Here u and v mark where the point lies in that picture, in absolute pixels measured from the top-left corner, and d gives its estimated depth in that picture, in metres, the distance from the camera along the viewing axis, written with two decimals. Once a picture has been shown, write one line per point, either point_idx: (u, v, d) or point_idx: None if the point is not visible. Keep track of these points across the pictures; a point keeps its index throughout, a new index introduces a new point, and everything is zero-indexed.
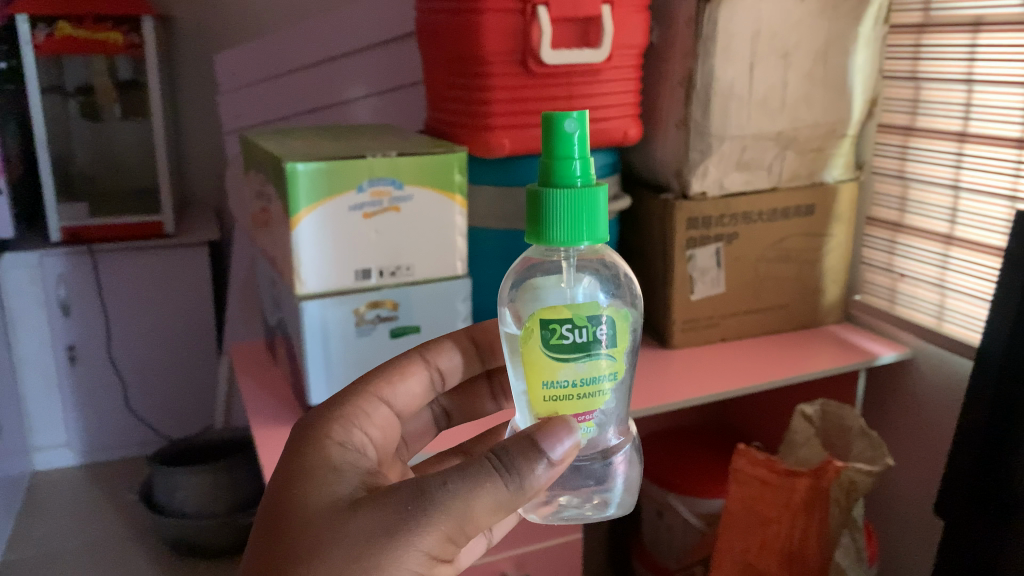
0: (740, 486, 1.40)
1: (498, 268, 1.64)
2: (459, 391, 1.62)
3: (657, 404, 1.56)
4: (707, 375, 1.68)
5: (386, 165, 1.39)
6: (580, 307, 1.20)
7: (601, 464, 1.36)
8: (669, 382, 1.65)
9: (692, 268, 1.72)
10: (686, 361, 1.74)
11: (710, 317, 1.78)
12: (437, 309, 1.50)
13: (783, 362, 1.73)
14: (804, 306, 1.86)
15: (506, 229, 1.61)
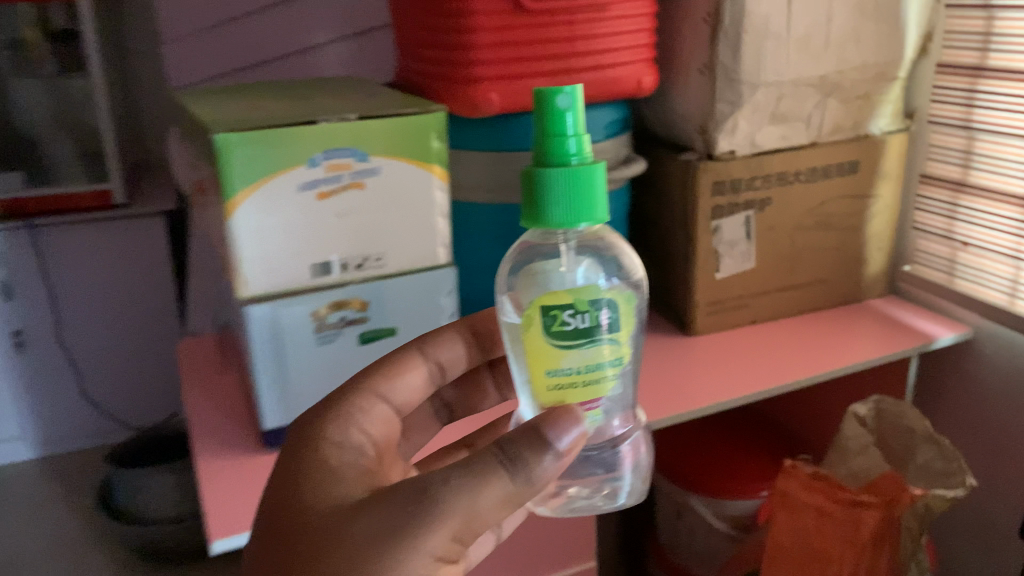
0: (791, 514, 1.17)
1: (489, 249, 1.37)
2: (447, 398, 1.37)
3: (684, 408, 1.31)
4: (737, 368, 1.43)
5: (345, 132, 1.10)
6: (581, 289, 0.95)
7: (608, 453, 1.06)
8: (695, 377, 1.40)
9: (718, 241, 1.46)
10: (712, 350, 1.49)
11: (738, 297, 1.52)
12: (416, 304, 1.23)
13: (826, 349, 1.47)
14: (845, 279, 1.61)
15: (499, 202, 1.33)
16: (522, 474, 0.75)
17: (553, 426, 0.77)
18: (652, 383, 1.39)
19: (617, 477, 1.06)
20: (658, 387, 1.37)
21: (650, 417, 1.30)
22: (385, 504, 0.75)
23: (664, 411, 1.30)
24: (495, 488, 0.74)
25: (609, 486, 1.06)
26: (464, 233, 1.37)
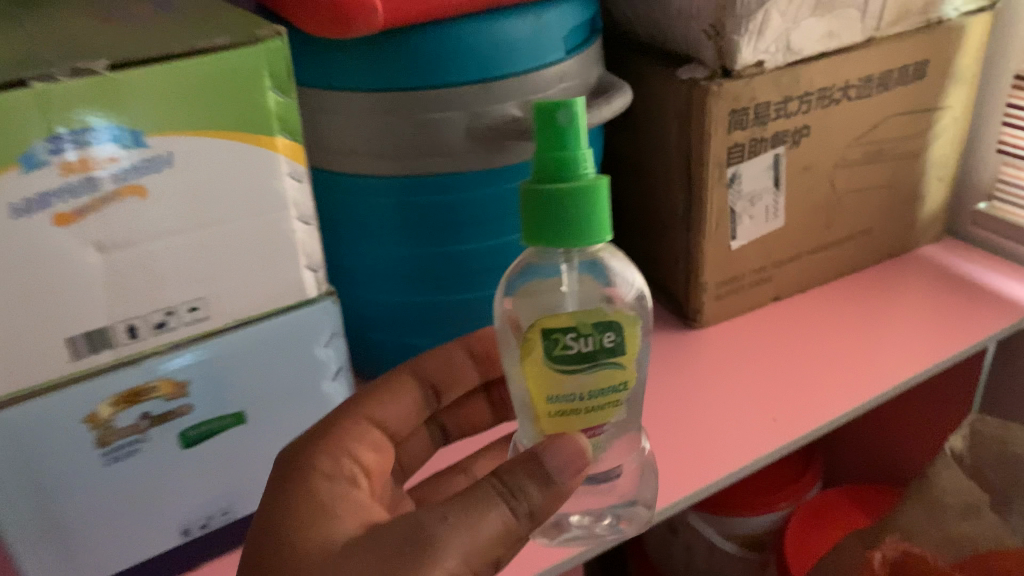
0: None
1: (396, 245, 0.87)
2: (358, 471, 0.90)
3: (707, 467, 0.86)
4: (772, 383, 0.98)
5: (90, 95, 0.57)
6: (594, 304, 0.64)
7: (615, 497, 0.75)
8: (715, 406, 0.95)
9: (735, 197, 0.98)
10: (729, 354, 1.03)
11: (760, 268, 1.07)
12: (275, 367, 0.74)
13: (886, 341, 1.03)
14: (897, 225, 1.16)
15: (401, 173, 0.82)
16: (525, 502, 0.58)
17: (558, 450, 0.59)
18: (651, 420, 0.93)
19: (623, 503, 0.75)
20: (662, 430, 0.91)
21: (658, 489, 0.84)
22: (375, 544, 0.56)
23: (678, 479, 0.84)
24: (495, 525, 0.56)
25: (614, 511, 0.75)
26: (355, 224, 0.87)
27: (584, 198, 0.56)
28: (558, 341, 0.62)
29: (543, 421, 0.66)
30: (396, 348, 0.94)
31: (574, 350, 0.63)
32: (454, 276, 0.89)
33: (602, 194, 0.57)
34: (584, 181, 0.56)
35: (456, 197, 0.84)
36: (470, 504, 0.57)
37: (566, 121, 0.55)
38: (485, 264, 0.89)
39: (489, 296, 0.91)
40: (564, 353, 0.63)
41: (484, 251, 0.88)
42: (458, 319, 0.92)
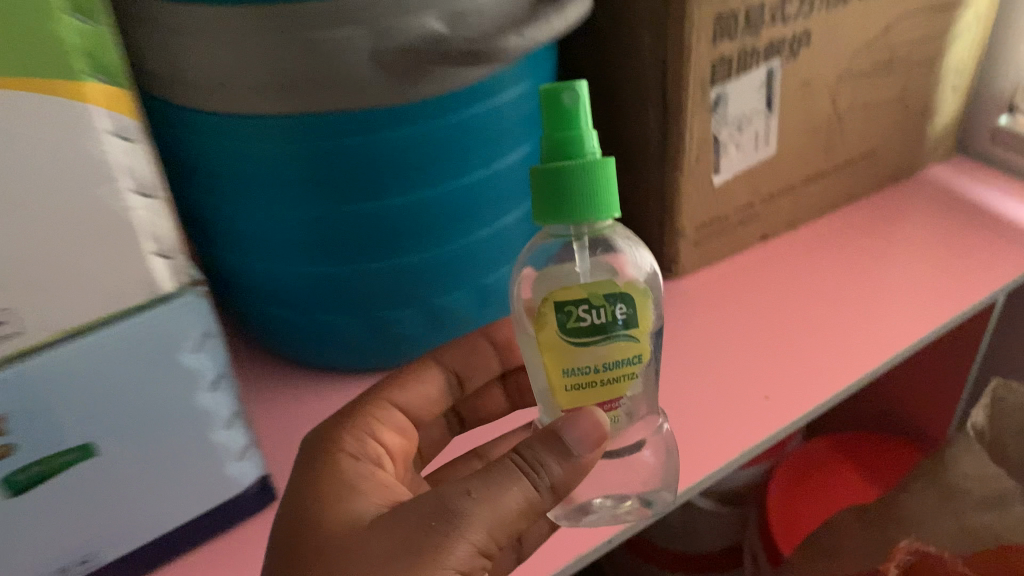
0: None
1: (301, 204, 0.68)
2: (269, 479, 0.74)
3: (686, 462, 0.71)
4: (763, 343, 0.82)
5: None
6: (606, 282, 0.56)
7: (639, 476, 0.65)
8: (696, 374, 0.79)
9: (719, 121, 0.80)
10: (713, 309, 0.87)
11: (748, 206, 0.90)
12: (126, 384, 0.56)
13: (895, 289, 0.87)
14: (903, 146, 0.99)
15: (296, 114, 0.62)
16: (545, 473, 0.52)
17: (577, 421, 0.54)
18: None
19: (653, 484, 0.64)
20: None
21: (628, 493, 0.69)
22: (401, 522, 0.51)
23: None
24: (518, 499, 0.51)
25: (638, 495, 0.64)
26: (245, 179, 0.68)
27: (582, 179, 0.47)
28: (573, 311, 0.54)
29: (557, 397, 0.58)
30: (310, 320, 0.77)
31: (591, 322, 0.55)
32: (370, 236, 0.70)
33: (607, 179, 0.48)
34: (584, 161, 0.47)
35: (363, 138, 0.65)
36: (490, 479, 0.52)
37: (568, 100, 0.47)
38: (409, 220, 0.70)
39: (418, 259, 0.73)
40: (578, 326, 0.55)
41: (406, 205, 0.69)
42: (382, 287, 0.74)
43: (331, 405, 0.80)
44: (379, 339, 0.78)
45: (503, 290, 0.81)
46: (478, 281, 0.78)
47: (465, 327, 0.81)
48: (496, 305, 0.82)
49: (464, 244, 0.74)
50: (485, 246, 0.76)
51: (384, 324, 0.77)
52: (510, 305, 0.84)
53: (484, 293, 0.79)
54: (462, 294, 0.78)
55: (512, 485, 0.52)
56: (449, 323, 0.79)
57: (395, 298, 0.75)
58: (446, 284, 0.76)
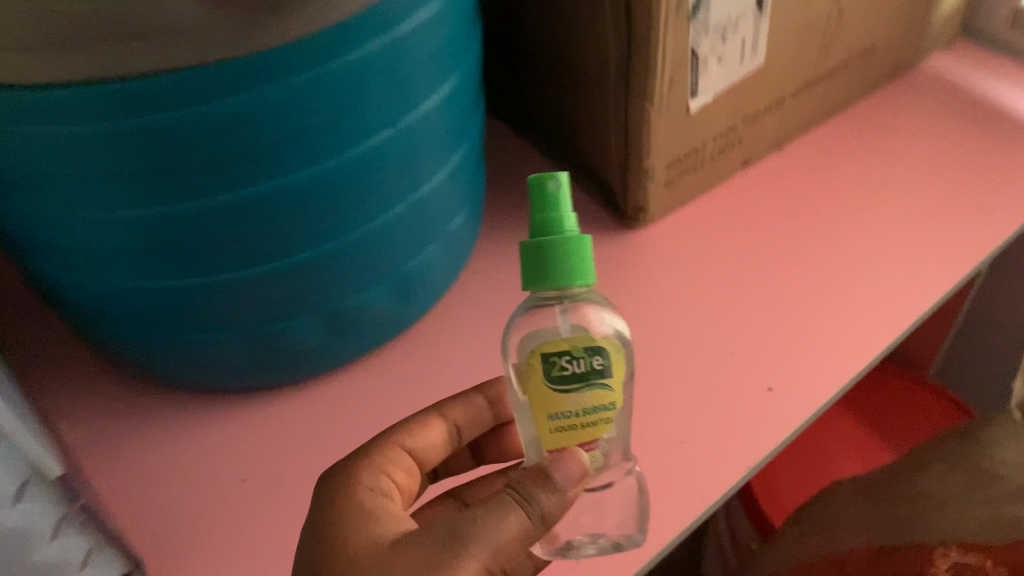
0: None
1: (138, 208, 0.47)
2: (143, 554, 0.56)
3: (679, 491, 0.56)
4: (756, 316, 0.66)
5: None
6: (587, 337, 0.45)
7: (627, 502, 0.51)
8: (680, 366, 0.64)
9: (699, 32, 0.60)
10: (691, 269, 0.71)
11: (729, 132, 0.72)
12: None
13: (904, 226, 0.72)
14: (902, 39, 0.81)
15: (107, 81, 0.40)
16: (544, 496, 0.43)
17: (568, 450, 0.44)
18: None
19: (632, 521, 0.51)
20: None
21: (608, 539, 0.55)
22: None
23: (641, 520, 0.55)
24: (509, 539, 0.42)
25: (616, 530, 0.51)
26: (45, 176, 0.45)
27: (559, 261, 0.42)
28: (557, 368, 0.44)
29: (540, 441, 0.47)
30: (170, 339, 0.57)
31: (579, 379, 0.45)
32: (238, 240, 0.50)
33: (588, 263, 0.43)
34: (563, 238, 0.42)
35: (206, 113, 0.43)
36: (477, 519, 0.42)
37: (551, 186, 0.42)
38: (292, 213, 0.50)
39: (310, 257, 0.53)
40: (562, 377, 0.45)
41: (284, 195, 0.49)
42: (265, 297, 0.54)
43: (216, 436, 0.62)
44: (269, 355, 0.59)
45: (428, 270, 0.62)
46: (395, 268, 0.59)
47: (383, 324, 0.62)
48: (420, 291, 0.63)
49: (372, 229, 0.55)
50: (401, 225, 0.57)
51: (273, 337, 0.58)
52: (439, 284, 0.65)
53: (403, 280, 0.61)
54: (375, 287, 0.59)
55: (499, 526, 0.42)
56: (360, 324, 0.61)
57: (285, 307, 0.56)
58: (352, 279, 0.57)
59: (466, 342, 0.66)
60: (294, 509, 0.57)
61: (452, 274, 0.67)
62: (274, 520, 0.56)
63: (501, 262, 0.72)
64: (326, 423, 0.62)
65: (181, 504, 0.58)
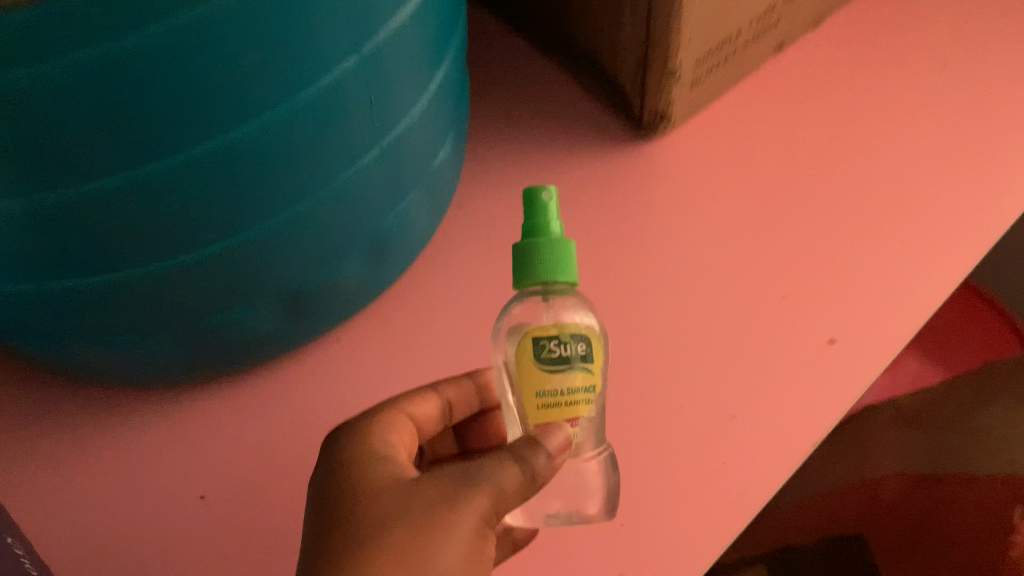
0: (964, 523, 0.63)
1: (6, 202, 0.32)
2: None
3: (733, 479, 0.47)
4: (806, 246, 0.55)
5: None
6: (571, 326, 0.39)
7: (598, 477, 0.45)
8: (720, 315, 0.53)
9: None
10: (722, 189, 0.59)
11: (766, 18, 0.58)
12: None
13: (963, 125, 0.61)
14: None
15: None
16: (543, 455, 0.37)
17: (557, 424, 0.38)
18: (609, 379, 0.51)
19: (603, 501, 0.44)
20: (635, 397, 0.50)
21: (652, 547, 0.46)
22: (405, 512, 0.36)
23: (690, 520, 0.46)
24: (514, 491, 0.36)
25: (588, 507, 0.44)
26: None
27: (546, 266, 0.36)
28: (544, 353, 0.38)
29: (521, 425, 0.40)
30: (84, 341, 0.44)
31: (568, 367, 0.38)
32: (155, 230, 0.37)
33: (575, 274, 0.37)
34: (554, 241, 0.36)
35: (86, 78, 0.29)
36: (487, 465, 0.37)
37: (543, 196, 0.37)
38: (226, 189, 0.37)
39: (256, 235, 0.40)
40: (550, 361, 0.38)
41: (213, 169, 0.35)
42: (201, 287, 0.42)
43: (157, 437, 0.50)
44: (215, 344, 0.47)
45: (407, 220, 0.50)
46: (365, 227, 0.46)
47: (355, 291, 0.50)
48: (398, 245, 0.51)
49: (334, 188, 0.42)
50: (371, 177, 0.43)
51: (218, 326, 0.45)
52: (419, 232, 0.53)
53: (376, 238, 0.48)
54: (341, 252, 0.46)
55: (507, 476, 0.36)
56: (326, 296, 0.48)
57: (229, 293, 0.43)
58: (312, 249, 0.44)
59: (456, 298, 0.54)
60: (268, 532, 0.47)
61: (435, 216, 0.54)
62: (245, 548, 0.46)
63: (490, 195, 0.59)
64: (295, 414, 0.50)
65: (127, 533, 0.47)
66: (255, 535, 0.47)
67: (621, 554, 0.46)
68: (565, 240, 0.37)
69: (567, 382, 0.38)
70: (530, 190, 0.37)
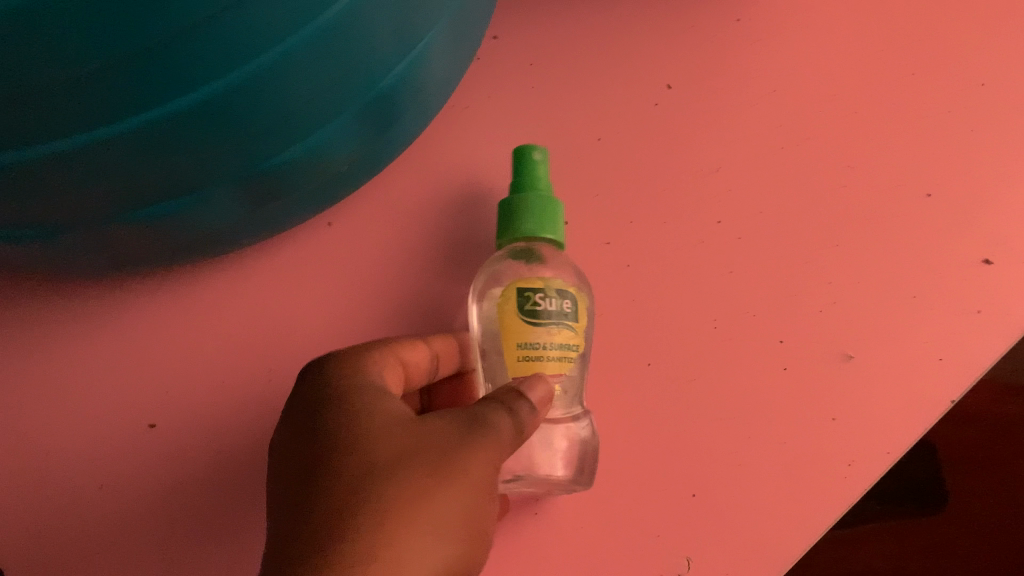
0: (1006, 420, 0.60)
1: None
2: (12, 563, 0.36)
3: (844, 443, 0.36)
4: (962, 127, 0.41)
5: None
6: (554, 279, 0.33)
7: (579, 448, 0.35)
8: (840, 216, 0.40)
9: None
10: (852, 37, 0.43)
11: None
12: None
13: None
14: None
15: None
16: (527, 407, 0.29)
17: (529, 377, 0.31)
18: (686, 298, 0.38)
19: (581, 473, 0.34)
20: (720, 324, 0.38)
21: (736, 527, 0.35)
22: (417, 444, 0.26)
23: (787, 494, 0.35)
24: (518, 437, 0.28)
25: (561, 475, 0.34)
26: None
27: (534, 217, 0.34)
28: (527, 304, 0.32)
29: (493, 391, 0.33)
30: None
31: (554, 322, 0.32)
32: (20, 98, 0.23)
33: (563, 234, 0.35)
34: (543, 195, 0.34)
35: None
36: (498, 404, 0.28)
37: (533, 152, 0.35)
38: (125, 46, 0.23)
39: (191, 105, 0.27)
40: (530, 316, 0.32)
41: (92, 12, 0.21)
42: (117, 172, 0.29)
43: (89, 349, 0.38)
44: (154, 238, 0.34)
45: (422, 71, 0.35)
46: (360, 86, 0.32)
47: (348, 166, 0.36)
48: (410, 104, 0.36)
49: (310, 35, 0.27)
50: (369, 16, 0.28)
51: (154, 219, 0.33)
52: (441, 82, 0.38)
53: (377, 99, 0.34)
54: (325, 120, 0.32)
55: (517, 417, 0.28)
56: (308, 176, 0.35)
57: (167, 173, 0.30)
58: (283, 119, 0.30)
59: (487, 174, 0.41)
60: (241, 480, 0.36)
61: (464, 53, 0.39)
62: (211, 498, 0.36)
63: (536, 29, 0.44)
64: (273, 322, 0.38)
65: (57, 470, 0.37)
66: (226, 483, 0.36)
67: (694, 533, 0.35)
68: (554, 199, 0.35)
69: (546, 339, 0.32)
70: (522, 147, 0.35)
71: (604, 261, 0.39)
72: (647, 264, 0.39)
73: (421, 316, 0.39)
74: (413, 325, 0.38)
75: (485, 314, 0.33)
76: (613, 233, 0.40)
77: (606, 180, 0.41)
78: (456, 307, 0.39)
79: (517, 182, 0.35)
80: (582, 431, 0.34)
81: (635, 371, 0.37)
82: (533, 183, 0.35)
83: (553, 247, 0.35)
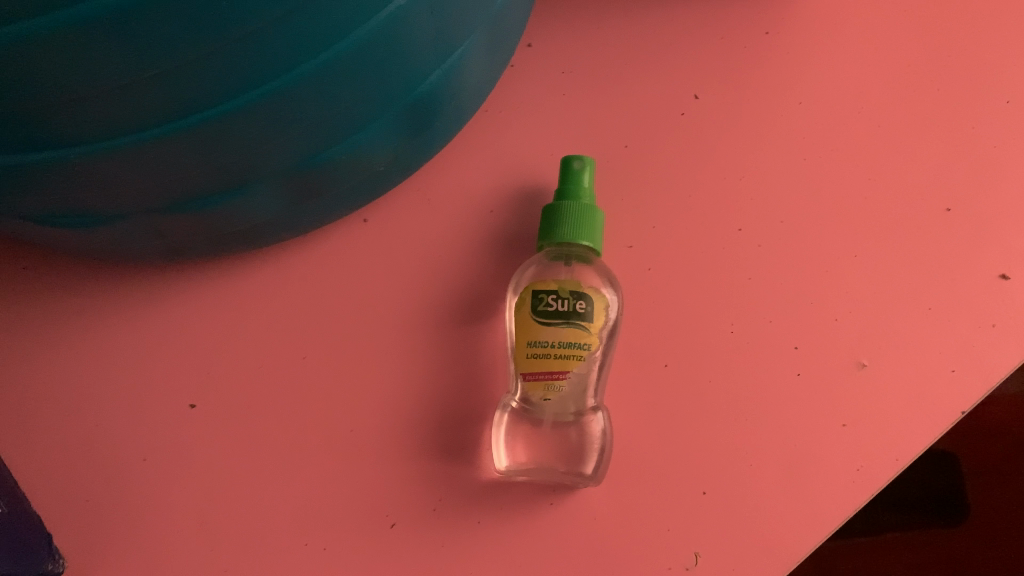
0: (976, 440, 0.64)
1: None
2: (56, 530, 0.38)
3: (854, 449, 0.37)
4: (984, 142, 0.42)
5: None
6: (577, 282, 0.37)
7: (588, 446, 0.37)
8: (860, 228, 0.41)
9: None
10: (879, 53, 0.44)
11: None
12: None
13: None
14: None
15: None
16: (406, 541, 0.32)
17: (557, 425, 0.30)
18: (705, 302, 0.40)
19: (587, 468, 0.37)
20: (737, 328, 0.39)
21: (745, 524, 0.36)
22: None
23: (796, 494, 0.37)
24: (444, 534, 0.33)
25: (568, 469, 0.37)
26: None
27: (569, 225, 0.37)
28: (540, 304, 0.36)
29: (515, 383, 0.37)
30: (33, 221, 0.34)
31: (562, 322, 0.36)
32: (87, 94, 0.26)
33: (601, 241, 0.38)
34: (578, 206, 0.38)
35: None
36: None
37: (576, 165, 0.39)
38: (181, 49, 0.25)
39: (241, 108, 0.29)
40: (545, 318, 0.36)
41: (151, 19, 0.23)
42: (175, 167, 0.31)
43: (135, 332, 0.40)
44: (201, 229, 0.37)
45: (458, 77, 0.37)
46: (398, 91, 0.34)
47: (383, 166, 0.38)
48: (446, 108, 0.38)
49: (351, 44, 0.29)
50: (409, 25, 0.30)
51: (202, 211, 0.35)
52: (476, 87, 0.39)
53: (416, 102, 0.35)
54: (363, 123, 0.34)
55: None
56: (348, 174, 0.37)
57: (218, 169, 0.32)
58: (326, 121, 0.32)
59: (516, 177, 0.43)
60: (272, 459, 0.38)
61: (500, 59, 0.40)
62: (242, 476, 0.38)
63: (570, 38, 0.46)
64: (308, 313, 0.40)
65: (99, 442, 0.39)
66: (256, 462, 0.38)
67: (704, 529, 0.36)
68: (593, 210, 0.38)
69: (558, 337, 0.36)
70: (566, 160, 0.39)
71: (626, 263, 0.40)
72: (668, 267, 0.40)
73: (447, 311, 0.40)
74: (440, 318, 0.40)
75: (512, 312, 0.38)
76: (636, 237, 0.41)
77: (632, 186, 0.42)
78: (482, 303, 0.40)
79: (560, 192, 0.39)
80: (596, 425, 0.37)
81: (653, 370, 0.39)
82: (572, 194, 0.38)
83: (588, 255, 0.39)
